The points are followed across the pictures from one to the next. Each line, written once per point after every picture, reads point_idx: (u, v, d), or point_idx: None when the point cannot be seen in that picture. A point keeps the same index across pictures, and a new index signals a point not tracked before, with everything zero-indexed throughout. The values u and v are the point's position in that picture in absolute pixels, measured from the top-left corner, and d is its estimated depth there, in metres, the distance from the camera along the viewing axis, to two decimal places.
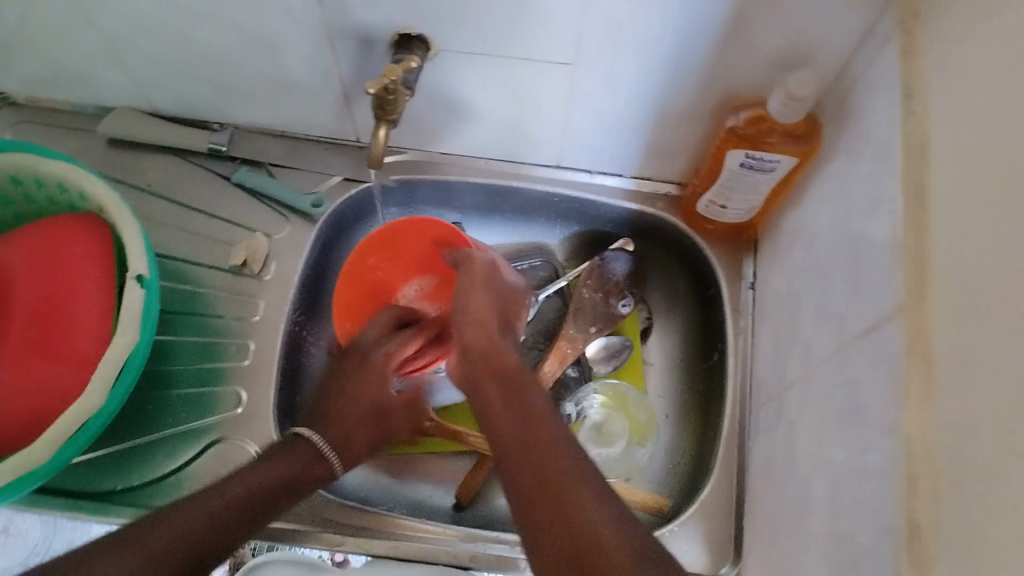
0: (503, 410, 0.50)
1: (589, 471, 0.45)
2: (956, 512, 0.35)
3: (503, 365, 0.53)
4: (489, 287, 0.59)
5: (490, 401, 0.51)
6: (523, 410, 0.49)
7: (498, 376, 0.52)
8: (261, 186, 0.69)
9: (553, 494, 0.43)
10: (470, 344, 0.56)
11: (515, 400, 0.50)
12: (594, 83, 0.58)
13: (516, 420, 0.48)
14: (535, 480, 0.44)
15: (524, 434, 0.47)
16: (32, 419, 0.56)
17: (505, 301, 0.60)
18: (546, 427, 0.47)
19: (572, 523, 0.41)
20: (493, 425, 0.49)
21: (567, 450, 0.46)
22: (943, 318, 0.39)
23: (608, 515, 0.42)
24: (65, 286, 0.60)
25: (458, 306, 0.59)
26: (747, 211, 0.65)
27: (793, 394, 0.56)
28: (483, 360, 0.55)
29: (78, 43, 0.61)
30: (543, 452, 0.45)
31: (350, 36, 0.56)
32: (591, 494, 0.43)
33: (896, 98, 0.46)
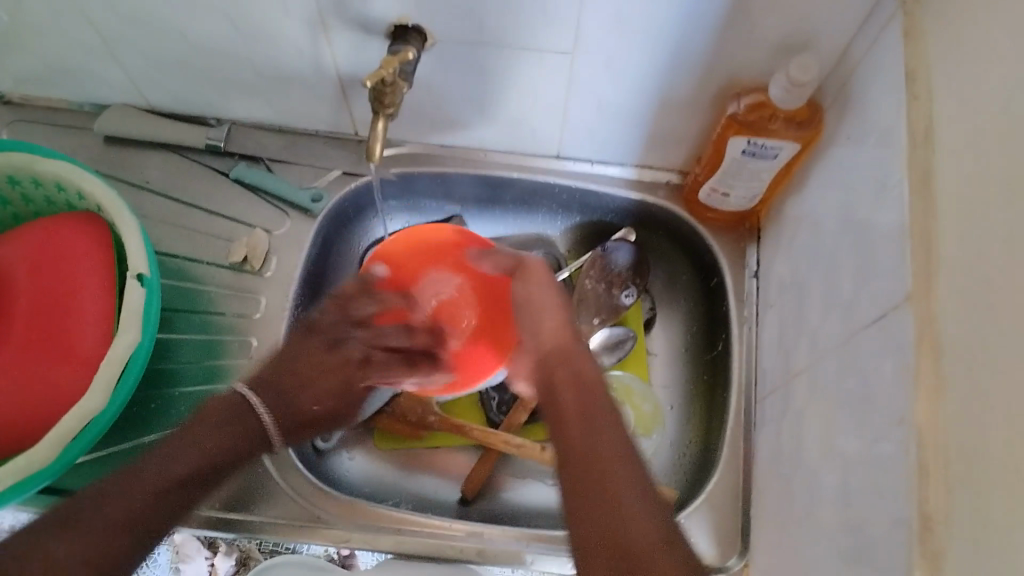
0: (574, 425, 0.49)
1: (655, 504, 0.44)
2: (970, 505, 0.35)
3: (581, 386, 0.52)
4: (555, 302, 0.58)
5: (562, 404, 0.51)
6: (591, 426, 0.48)
7: (575, 386, 0.52)
8: (260, 181, 0.69)
9: (614, 521, 0.42)
10: (551, 353, 0.55)
11: (587, 412, 0.49)
12: (593, 71, 0.58)
13: (584, 437, 0.47)
14: (597, 505, 0.43)
15: (591, 456, 0.46)
16: (35, 419, 0.56)
17: (572, 315, 0.59)
18: (615, 450, 0.46)
19: (631, 552, 0.41)
20: (561, 432, 0.49)
21: (635, 479, 0.45)
22: (951, 303, 0.39)
23: (669, 554, 0.41)
24: (65, 288, 0.59)
25: (525, 320, 0.59)
26: (750, 199, 0.64)
27: (800, 383, 0.56)
28: (555, 371, 0.54)
29: (72, 39, 0.61)
30: (611, 476, 0.45)
31: (346, 28, 0.55)
32: (653, 528, 0.42)
33: (901, 83, 0.46)
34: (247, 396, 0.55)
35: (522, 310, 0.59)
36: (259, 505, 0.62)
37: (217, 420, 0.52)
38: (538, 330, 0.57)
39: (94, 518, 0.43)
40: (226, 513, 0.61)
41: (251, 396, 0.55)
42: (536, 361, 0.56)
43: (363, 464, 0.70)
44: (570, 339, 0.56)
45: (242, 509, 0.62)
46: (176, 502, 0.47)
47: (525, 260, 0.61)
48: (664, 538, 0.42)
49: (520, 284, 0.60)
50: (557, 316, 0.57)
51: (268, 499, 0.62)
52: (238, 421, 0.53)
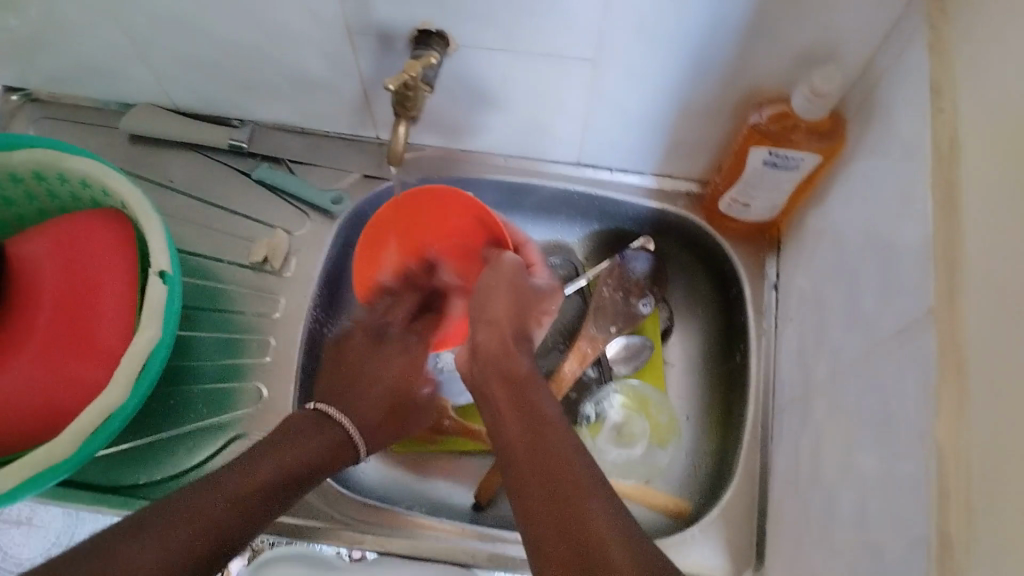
0: (513, 423, 0.50)
1: (597, 479, 0.44)
2: (990, 525, 0.34)
3: (511, 365, 0.55)
4: (509, 286, 0.59)
5: (501, 407, 0.52)
6: (529, 421, 0.49)
7: (504, 379, 0.54)
8: (281, 183, 0.69)
9: (560, 505, 0.42)
10: (485, 352, 0.56)
11: (523, 408, 0.51)
12: (616, 79, 0.58)
13: (525, 431, 0.49)
14: (539, 489, 0.44)
15: (532, 447, 0.47)
16: (57, 414, 0.57)
17: (525, 309, 0.59)
18: (553, 436, 0.47)
19: (585, 533, 0.40)
20: (502, 434, 0.50)
21: (576, 460, 0.45)
22: (973, 319, 0.38)
23: (614, 521, 0.41)
24: (89, 282, 0.60)
25: (476, 303, 0.59)
26: (770, 209, 0.64)
27: (819, 397, 0.55)
28: (491, 372, 0.55)
29: (101, 39, 0.62)
30: (551, 463, 0.45)
31: (370, 32, 0.56)
32: (600, 503, 0.42)
33: (926, 95, 0.45)
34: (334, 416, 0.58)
35: (475, 301, 0.60)
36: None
37: (297, 434, 0.54)
38: (478, 322, 0.58)
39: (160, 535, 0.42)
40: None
41: (325, 407, 0.58)
42: (477, 352, 0.57)
43: (377, 467, 0.70)
44: (513, 327, 0.58)
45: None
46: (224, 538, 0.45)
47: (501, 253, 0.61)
48: (607, 507, 0.42)
49: (490, 272, 0.60)
50: (515, 303, 0.59)
51: None
52: (314, 438, 0.55)
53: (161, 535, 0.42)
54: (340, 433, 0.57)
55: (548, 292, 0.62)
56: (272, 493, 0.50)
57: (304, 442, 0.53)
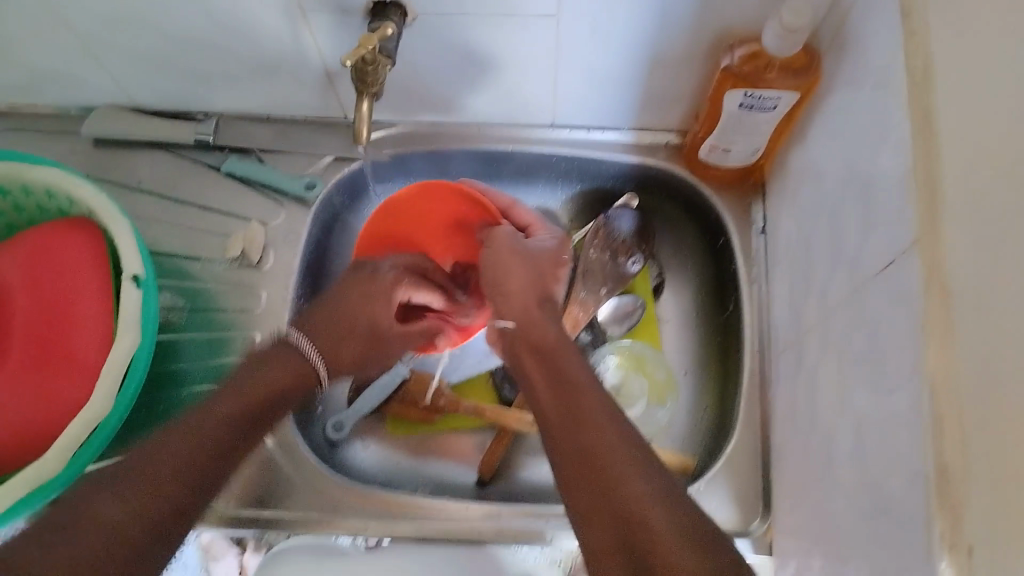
0: (547, 385, 0.50)
1: (632, 436, 0.44)
2: (986, 450, 0.33)
3: (540, 334, 0.53)
4: (522, 259, 0.58)
5: (535, 377, 0.51)
6: (563, 382, 0.49)
7: (537, 349, 0.53)
8: (252, 173, 0.68)
9: (592, 467, 0.42)
10: (515, 326, 0.55)
11: (553, 372, 0.50)
12: (579, 34, 0.56)
13: (558, 392, 0.48)
14: (577, 458, 0.43)
15: (567, 403, 0.47)
16: (41, 431, 0.56)
17: (542, 274, 0.58)
18: (589, 396, 0.47)
19: (618, 493, 0.40)
20: (534, 390, 0.51)
21: (613, 421, 0.44)
22: (959, 246, 0.37)
23: (655, 483, 0.40)
24: (63, 295, 0.59)
25: (492, 279, 0.58)
26: (751, 154, 0.63)
27: (811, 339, 0.55)
28: (521, 340, 0.54)
29: (52, 43, 0.60)
30: (583, 419, 0.45)
31: (324, 9, 0.54)
32: (636, 462, 0.42)
33: (897, 20, 0.44)
34: (294, 341, 0.57)
35: (489, 280, 0.58)
36: (294, 503, 0.62)
37: (264, 359, 0.54)
38: (498, 298, 0.57)
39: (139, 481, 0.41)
40: (264, 511, 0.61)
41: (293, 335, 0.57)
42: (506, 325, 0.56)
43: (377, 453, 0.69)
44: (536, 293, 0.57)
45: (280, 506, 0.62)
46: (209, 474, 0.45)
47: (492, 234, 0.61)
48: (646, 468, 0.41)
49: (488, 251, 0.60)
50: (534, 274, 0.58)
51: (284, 492, 0.62)
52: (283, 363, 0.55)
53: (104, 508, 0.40)
54: (309, 363, 0.56)
55: (551, 250, 0.60)
56: (242, 427, 0.49)
57: (260, 371, 0.53)
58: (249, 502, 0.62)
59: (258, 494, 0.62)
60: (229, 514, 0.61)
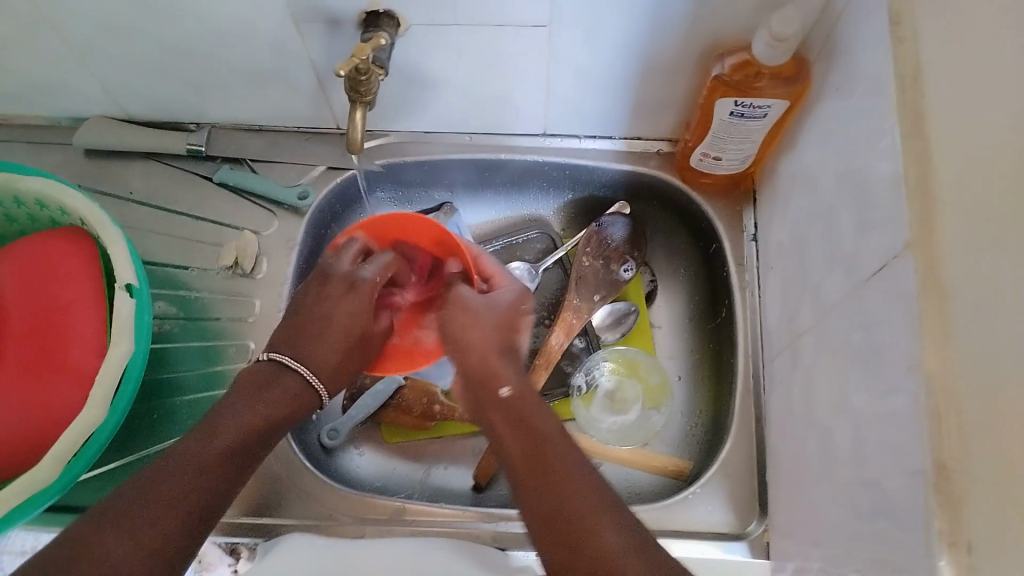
0: (513, 441, 0.48)
1: (605, 496, 0.44)
2: (986, 447, 0.34)
3: (503, 389, 0.51)
4: (491, 319, 0.56)
5: (500, 434, 0.49)
6: (530, 439, 0.47)
7: (502, 406, 0.50)
8: (245, 183, 0.68)
9: (569, 530, 0.43)
10: (473, 376, 0.53)
11: (521, 429, 0.48)
12: (572, 43, 0.56)
13: (526, 451, 0.47)
14: (549, 516, 0.44)
15: (538, 464, 0.46)
16: (33, 443, 0.55)
17: (507, 326, 0.56)
18: (559, 450, 0.47)
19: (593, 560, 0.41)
20: (501, 448, 0.49)
21: (582, 474, 0.45)
22: (952, 250, 0.38)
23: (628, 547, 0.42)
24: (56, 305, 0.59)
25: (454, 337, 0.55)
26: (742, 160, 0.63)
27: (806, 343, 0.55)
28: (483, 392, 0.52)
29: (43, 54, 0.60)
30: (557, 476, 0.45)
31: (317, 18, 0.54)
32: (611, 524, 0.43)
33: (886, 27, 0.45)
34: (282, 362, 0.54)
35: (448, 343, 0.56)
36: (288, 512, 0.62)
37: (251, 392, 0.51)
38: (462, 351, 0.54)
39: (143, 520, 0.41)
40: (260, 519, 0.61)
41: (277, 355, 0.54)
42: (469, 379, 0.53)
43: (373, 460, 0.69)
44: (499, 346, 0.55)
45: (277, 513, 0.61)
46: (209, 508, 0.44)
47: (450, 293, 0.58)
48: (617, 519, 0.43)
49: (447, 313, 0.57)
50: (498, 333, 0.56)
51: (280, 501, 0.62)
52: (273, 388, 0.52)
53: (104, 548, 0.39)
54: (296, 386, 0.53)
55: (521, 302, 0.58)
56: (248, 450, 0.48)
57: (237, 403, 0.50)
58: (244, 510, 0.61)
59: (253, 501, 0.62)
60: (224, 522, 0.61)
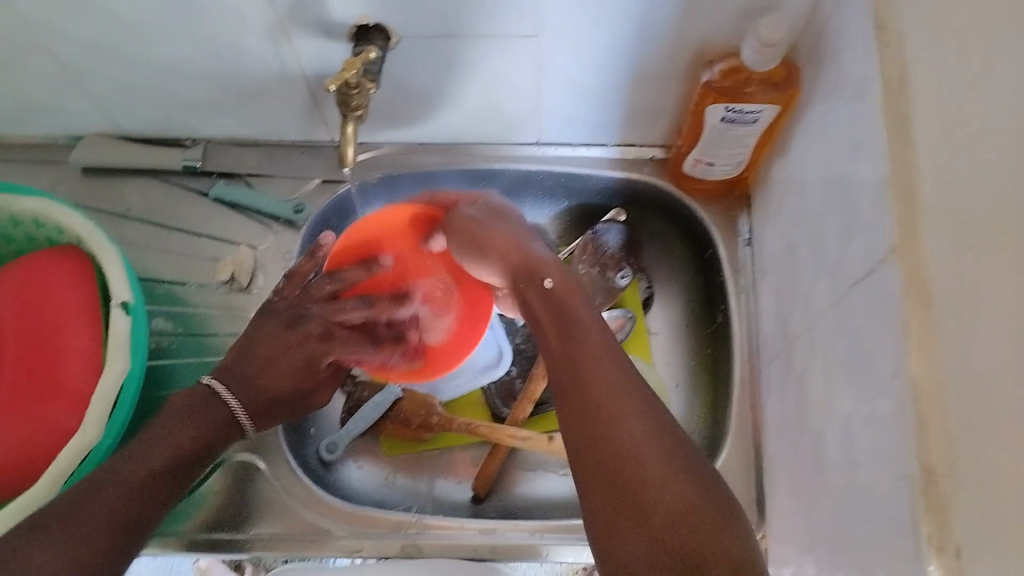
0: (556, 334, 0.46)
1: (648, 399, 0.41)
2: (970, 456, 0.34)
3: (545, 279, 0.50)
4: (506, 228, 0.55)
5: (545, 329, 0.47)
6: (575, 336, 0.45)
7: (557, 318, 0.47)
8: (242, 199, 0.68)
9: (596, 421, 0.40)
10: (513, 274, 0.52)
11: (557, 318, 0.47)
12: (560, 53, 0.57)
13: (567, 350, 0.44)
14: (579, 406, 0.41)
15: (578, 358, 0.43)
16: (28, 462, 0.55)
17: (532, 240, 0.55)
18: (598, 351, 0.43)
19: (622, 453, 0.38)
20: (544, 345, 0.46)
21: (620, 376, 0.42)
22: (937, 253, 0.38)
23: (661, 446, 0.38)
24: (53, 324, 0.59)
25: (478, 244, 0.55)
26: (734, 166, 0.63)
27: (800, 347, 0.55)
28: (528, 296, 0.50)
29: (36, 74, 0.60)
30: (592, 373, 0.42)
31: (308, 34, 0.54)
32: (647, 423, 0.39)
33: (872, 32, 0.45)
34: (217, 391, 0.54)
35: (471, 242, 0.56)
36: (260, 523, 0.62)
37: (189, 409, 0.52)
38: (490, 253, 0.54)
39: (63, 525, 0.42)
40: (234, 534, 0.61)
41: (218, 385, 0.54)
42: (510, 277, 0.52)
43: (371, 472, 0.69)
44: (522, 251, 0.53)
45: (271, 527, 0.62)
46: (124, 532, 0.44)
47: (473, 215, 0.57)
48: (654, 432, 0.39)
49: (454, 227, 0.58)
50: (519, 240, 0.54)
51: (276, 515, 0.62)
52: (200, 415, 0.52)
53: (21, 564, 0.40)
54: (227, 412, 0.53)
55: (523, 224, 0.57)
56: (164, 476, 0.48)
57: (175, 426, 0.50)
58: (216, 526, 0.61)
59: (209, 519, 0.62)
60: (187, 539, 0.61)
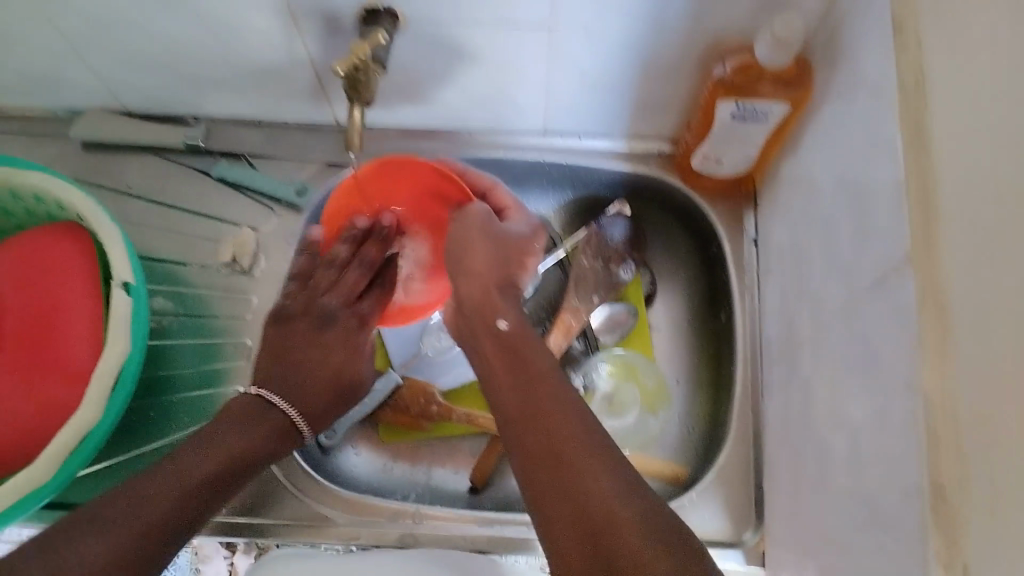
0: (509, 383, 0.48)
1: (603, 442, 0.42)
2: (980, 463, 0.33)
3: (499, 321, 0.52)
4: (488, 240, 0.56)
5: (498, 377, 0.49)
6: (528, 382, 0.47)
7: (495, 334, 0.51)
8: (244, 178, 0.68)
9: (559, 471, 0.41)
10: (473, 305, 0.54)
11: (514, 363, 0.49)
12: (571, 43, 0.56)
13: (521, 399, 0.46)
14: (541, 455, 0.42)
15: (531, 406, 0.45)
16: (26, 439, 0.55)
17: (507, 257, 0.56)
18: (551, 393, 0.45)
19: (584, 504, 0.39)
20: (497, 392, 0.48)
21: (572, 418, 0.43)
22: (950, 257, 0.37)
23: (619, 489, 0.39)
24: (54, 301, 0.59)
25: (456, 258, 0.56)
26: (743, 163, 0.63)
27: (804, 348, 0.55)
28: (481, 326, 0.53)
29: (42, 48, 0.60)
30: (547, 420, 0.44)
31: (317, 17, 0.54)
32: (606, 466, 0.41)
33: (888, 30, 0.44)
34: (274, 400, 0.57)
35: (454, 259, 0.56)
36: (259, 507, 0.62)
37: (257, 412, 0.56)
38: (460, 277, 0.55)
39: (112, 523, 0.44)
40: (236, 517, 0.61)
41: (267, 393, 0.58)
42: (465, 306, 0.54)
43: (368, 459, 0.69)
44: (497, 277, 0.55)
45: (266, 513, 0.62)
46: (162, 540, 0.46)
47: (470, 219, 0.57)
48: (612, 473, 0.40)
49: (457, 226, 0.57)
50: (498, 259, 0.55)
51: (274, 501, 0.62)
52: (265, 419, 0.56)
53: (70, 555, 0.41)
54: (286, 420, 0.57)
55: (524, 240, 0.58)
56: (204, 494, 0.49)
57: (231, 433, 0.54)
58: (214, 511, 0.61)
59: None
60: None
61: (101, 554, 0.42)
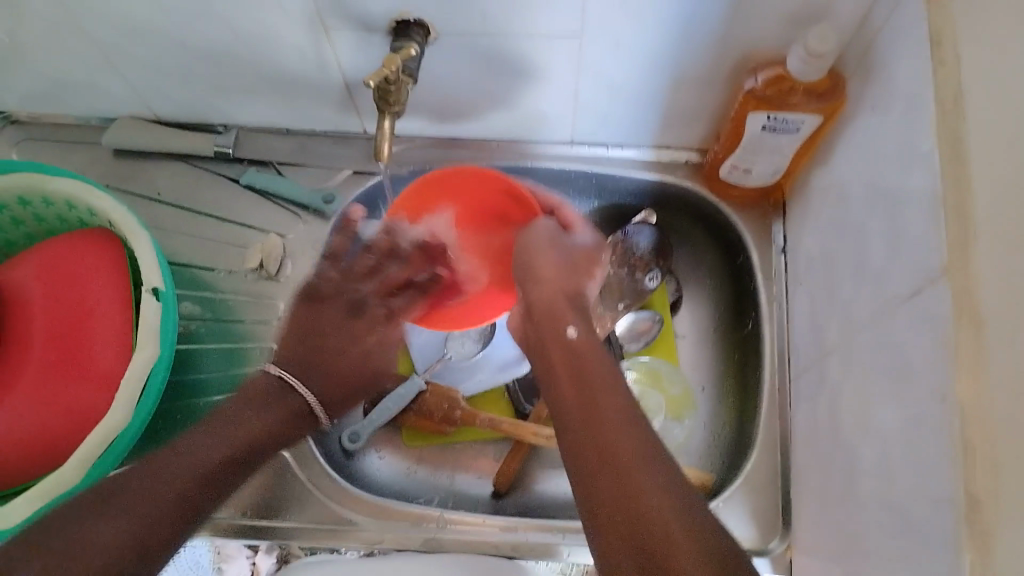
0: (571, 389, 0.48)
1: (655, 451, 0.42)
2: (1013, 488, 0.33)
3: (568, 330, 0.54)
4: (558, 254, 0.60)
5: (560, 386, 0.50)
6: (588, 389, 0.48)
7: (564, 344, 0.53)
8: (270, 186, 0.68)
9: (610, 469, 0.41)
10: (543, 311, 0.57)
11: (576, 371, 0.50)
12: (601, 53, 0.56)
13: (580, 407, 0.46)
14: (594, 454, 0.43)
15: (589, 410, 0.46)
16: (56, 442, 0.56)
17: (576, 270, 0.60)
18: (609, 401, 0.46)
19: (634, 500, 0.39)
20: (558, 398, 0.49)
21: (626, 426, 0.44)
22: (987, 279, 0.37)
23: (668, 490, 0.39)
24: (84, 305, 0.59)
25: (525, 265, 0.60)
26: (772, 173, 0.63)
27: (834, 361, 0.54)
28: (548, 336, 0.55)
29: (74, 55, 0.60)
30: (606, 423, 0.44)
31: (347, 26, 0.54)
32: (658, 470, 0.40)
33: (925, 46, 0.44)
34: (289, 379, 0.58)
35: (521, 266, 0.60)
36: (285, 511, 0.62)
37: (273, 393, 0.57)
38: (528, 283, 0.59)
39: (125, 498, 0.44)
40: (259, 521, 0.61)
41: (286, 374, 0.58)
42: (533, 313, 0.57)
43: (392, 463, 0.69)
44: (567, 286, 0.59)
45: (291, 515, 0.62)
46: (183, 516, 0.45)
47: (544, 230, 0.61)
48: (663, 476, 0.40)
49: (526, 236, 0.61)
50: (565, 270, 0.60)
51: (300, 503, 0.62)
52: (280, 402, 0.57)
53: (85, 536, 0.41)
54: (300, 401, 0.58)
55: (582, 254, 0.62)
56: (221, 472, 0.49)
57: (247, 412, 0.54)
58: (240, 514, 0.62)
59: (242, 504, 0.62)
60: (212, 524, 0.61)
61: (114, 537, 0.42)
